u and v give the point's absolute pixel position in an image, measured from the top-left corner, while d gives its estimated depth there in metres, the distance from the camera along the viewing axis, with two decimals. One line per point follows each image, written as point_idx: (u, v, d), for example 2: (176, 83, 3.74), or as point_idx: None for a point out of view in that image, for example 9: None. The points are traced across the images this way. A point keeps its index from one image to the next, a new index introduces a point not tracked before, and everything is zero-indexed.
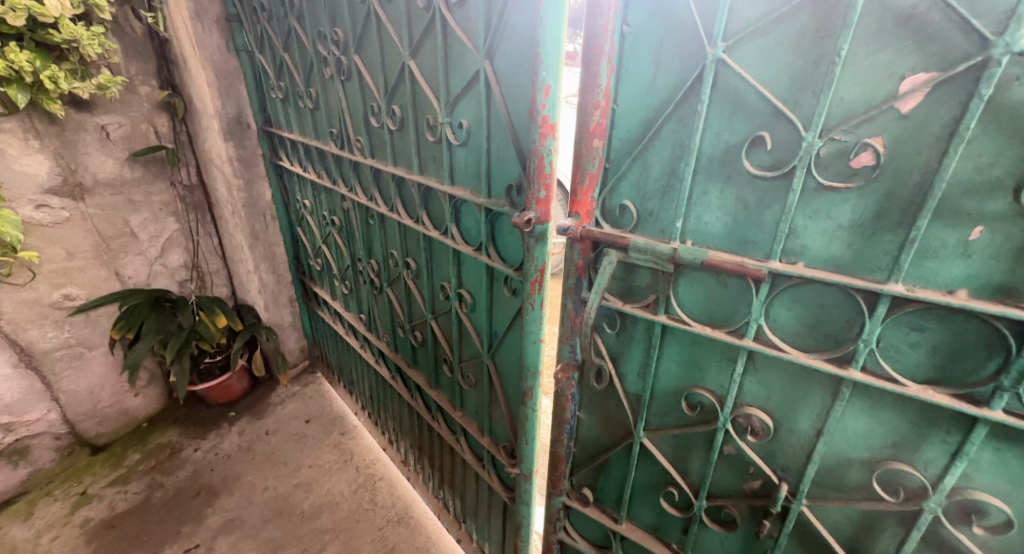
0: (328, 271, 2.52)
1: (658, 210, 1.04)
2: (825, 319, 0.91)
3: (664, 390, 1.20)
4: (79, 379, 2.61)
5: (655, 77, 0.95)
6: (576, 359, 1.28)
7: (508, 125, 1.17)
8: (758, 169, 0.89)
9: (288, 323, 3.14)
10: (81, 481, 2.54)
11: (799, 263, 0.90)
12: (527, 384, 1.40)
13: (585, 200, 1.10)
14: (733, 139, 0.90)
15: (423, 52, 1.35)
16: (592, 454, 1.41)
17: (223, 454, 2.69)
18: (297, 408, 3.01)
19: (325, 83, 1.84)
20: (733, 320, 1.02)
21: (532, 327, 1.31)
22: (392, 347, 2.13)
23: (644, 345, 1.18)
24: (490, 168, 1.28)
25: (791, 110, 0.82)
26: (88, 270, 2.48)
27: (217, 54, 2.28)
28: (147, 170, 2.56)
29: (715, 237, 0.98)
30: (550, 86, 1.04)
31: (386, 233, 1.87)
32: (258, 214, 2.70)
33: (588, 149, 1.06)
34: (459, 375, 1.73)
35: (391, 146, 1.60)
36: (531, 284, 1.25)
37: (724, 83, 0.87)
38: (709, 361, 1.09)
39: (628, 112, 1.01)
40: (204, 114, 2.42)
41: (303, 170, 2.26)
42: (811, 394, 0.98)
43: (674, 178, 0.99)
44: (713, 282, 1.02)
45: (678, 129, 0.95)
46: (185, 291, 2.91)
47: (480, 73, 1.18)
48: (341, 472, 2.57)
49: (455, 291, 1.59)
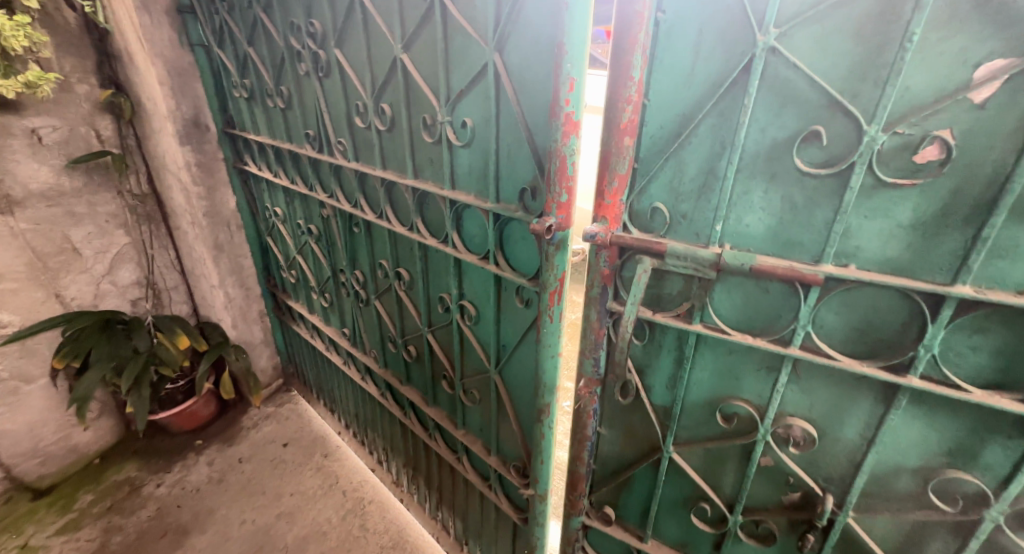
0: (304, 283, 2.34)
1: (693, 212, 0.96)
2: (879, 323, 0.86)
3: (696, 402, 1.13)
4: (16, 416, 2.33)
5: (693, 69, 0.88)
6: (599, 372, 1.20)
7: (522, 123, 1.07)
8: (808, 166, 0.83)
9: (259, 340, 2.91)
10: (23, 532, 2.25)
11: (851, 266, 0.84)
12: (543, 400, 1.30)
13: (613, 203, 1.01)
14: (781, 134, 0.84)
15: (420, 45, 1.22)
16: (614, 469, 1.34)
17: (192, 487, 2.46)
18: (272, 431, 2.80)
19: (299, 80, 1.67)
20: (775, 327, 0.96)
21: (549, 341, 1.22)
22: (381, 363, 1.99)
23: (674, 356, 1.11)
24: (499, 171, 1.17)
25: (849, 101, 0.76)
26: (22, 293, 2.20)
27: (168, 50, 2.06)
28: (89, 179, 2.29)
29: (757, 239, 0.92)
30: (574, 80, 0.94)
31: (374, 241, 1.73)
32: (222, 224, 2.48)
33: (616, 148, 0.97)
34: (461, 392, 1.62)
35: (380, 148, 1.47)
36: (550, 295, 1.15)
37: (774, 74, 0.81)
38: (747, 371, 1.03)
39: (662, 107, 0.93)
40: (155, 115, 2.19)
41: (273, 175, 2.08)
42: (859, 400, 0.93)
43: (713, 178, 0.92)
44: (754, 287, 0.96)
45: (718, 124, 0.88)
46: (139, 311, 2.64)
47: (488, 66, 1.08)
48: (326, 498, 2.40)
49: (456, 303, 1.47)
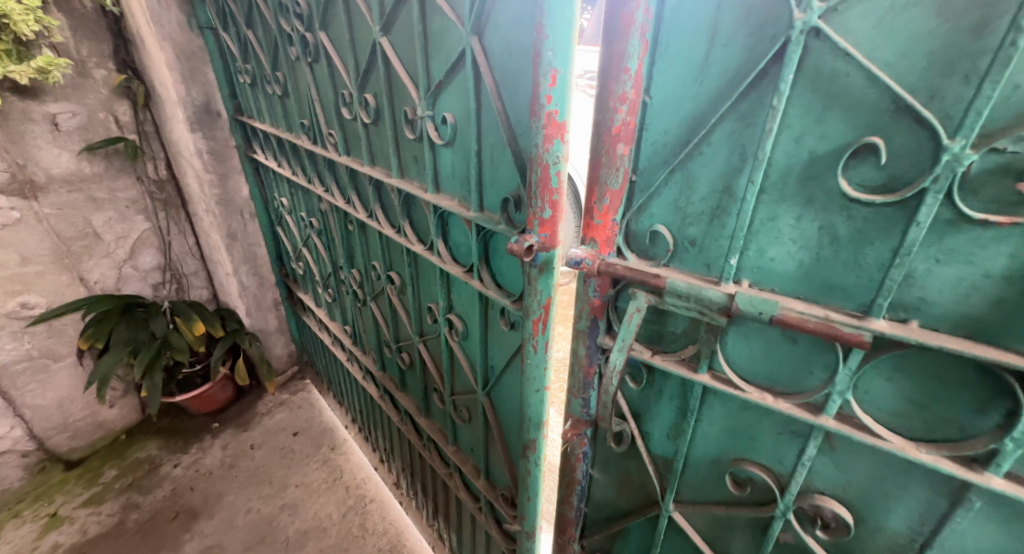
0: (311, 276, 2.28)
1: (703, 238, 0.77)
2: (945, 399, 0.64)
3: (701, 458, 0.94)
4: (46, 392, 2.42)
5: (707, 57, 0.67)
6: (588, 414, 1.02)
7: (503, 122, 0.90)
8: (857, 189, 0.62)
9: (275, 328, 2.91)
10: (52, 501, 2.36)
11: (911, 323, 0.62)
12: (528, 435, 1.15)
13: (605, 223, 0.83)
14: (822, 147, 0.63)
15: (399, 27, 1.07)
16: (608, 517, 1.17)
17: (205, 470, 2.49)
18: (284, 419, 2.81)
19: (293, 66, 1.56)
20: (804, 388, 0.75)
21: (534, 373, 1.06)
22: (379, 366, 1.90)
23: (676, 405, 0.93)
24: (482, 177, 1.01)
25: (924, 104, 0.54)
26: (47, 276, 2.25)
27: (177, 34, 2.00)
28: (108, 164, 2.31)
29: (784, 278, 0.71)
30: (558, 71, 0.76)
31: (368, 241, 1.62)
32: (235, 212, 2.46)
33: (608, 157, 0.78)
34: (451, 409, 1.49)
35: (367, 143, 1.33)
36: (534, 323, 0.99)
37: (817, 65, 0.59)
38: (765, 433, 0.83)
39: (667, 108, 0.73)
40: (168, 102, 2.17)
41: (277, 166, 2.00)
42: (912, 490, 0.71)
43: (728, 198, 0.72)
44: (778, 337, 0.75)
45: (737, 129, 0.68)
46: (161, 295, 2.68)
47: (465, 53, 0.91)
48: (329, 493, 2.37)
49: (443, 316, 1.34)
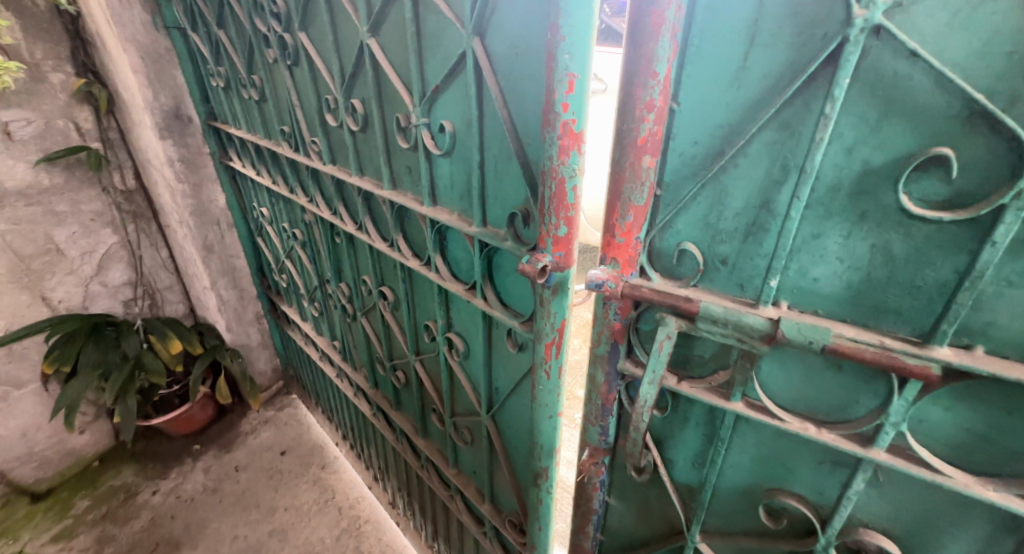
0: (295, 289, 2.17)
1: (736, 256, 0.70)
2: (1013, 431, 0.59)
3: (730, 487, 0.88)
4: (9, 421, 2.25)
5: (745, 59, 0.60)
6: (607, 442, 0.95)
7: (510, 131, 0.82)
8: (918, 206, 0.55)
9: (257, 343, 2.78)
10: (18, 538, 2.18)
11: (977, 349, 0.57)
12: (540, 463, 1.07)
13: (627, 242, 0.75)
14: (877, 158, 0.56)
15: (389, 27, 0.98)
16: (626, 545, 1.10)
17: (186, 497, 2.36)
18: (270, 437, 2.68)
19: (271, 68, 1.45)
20: (850, 417, 0.69)
21: (546, 399, 0.98)
22: (371, 384, 1.81)
23: (702, 431, 0.87)
24: (485, 189, 0.93)
25: (1004, 110, 0.48)
26: (5, 296, 2.09)
27: (141, 34, 1.86)
28: (69, 175, 2.15)
29: (830, 301, 0.65)
30: (575, 76, 0.68)
31: (357, 254, 1.52)
32: (211, 223, 2.32)
33: (632, 170, 0.71)
34: (452, 431, 1.41)
35: (355, 151, 1.24)
36: (546, 347, 0.92)
37: (875, 67, 0.53)
38: (803, 463, 0.77)
39: (698, 116, 0.66)
40: (134, 107, 2.02)
41: (256, 174, 1.88)
42: (969, 525, 0.66)
43: (767, 214, 0.66)
44: (821, 363, 0.69)
45: (779, 138, 0.61)
46: (133, 312, 2.52)
47: (466, 55, 0.82)
48: (321, 515, 2.27)
49: (442, 334, 1.25)
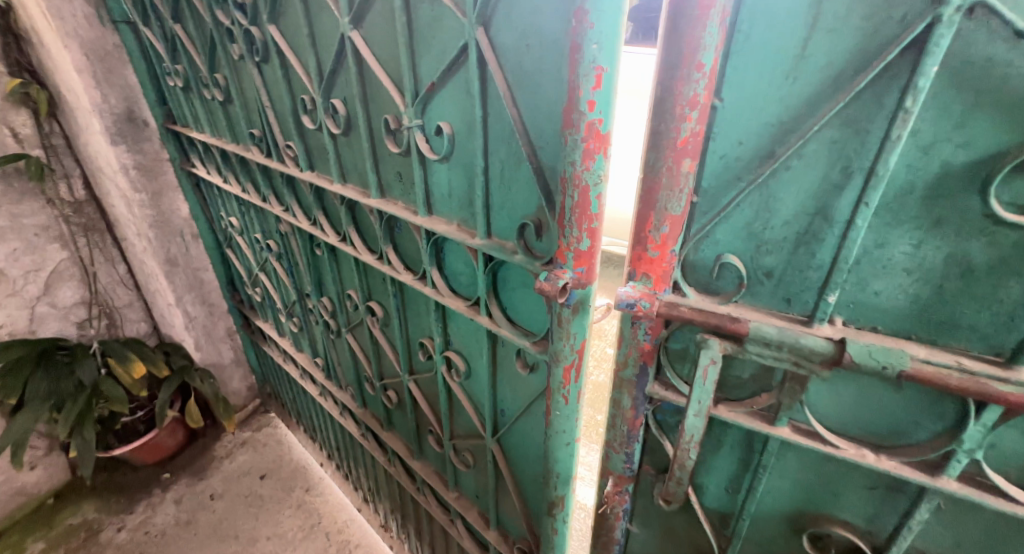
0: (270, 304, 2.02)
1: (785, 269, 0.63)
2: None
3: (767, 514, 0.81)
4: None
5: (804, 48, 0.53)
6: (631, 470, 0.88)
7: (521, 133, 0.73)
8: (1008, 211, 0.49)
9: (230, 360, 2.60)
10: None
11: None
12: (555, 492, 0.98)
13: (661, 255, 0.67)
14: (959, 157, 0.50)
15: (375, 16, 0.87)
16: None
17: (156, 532, 2.18)
18: (248, 461, 2.51)
19: (236, 66, 1.31)
20: (912, 442, 0.63)
21: (563, 426, 0.90)
22: (359, 403, 1.69)
23: (738, 456, 0.79)
24: (490, 197, 0.83)
25: None
26: None
27: (85, 29, 1.68)
28: (7, 186, 1.94)
29: (893, 317, 0.59)
30: (603, 69, 0.60)
31: (341, 266, 1.40)
32: (173, 235, 2.14)
33: (668, 176, 0.63)
34: (452, 454, 1.31)
35: (336, 156, 1.12)
36: (564, 371, 0.83)
37: (964, 53, 0.46)
38: (853, 489, 0.71)
39: (744, 113, 0.59)
40: (79, 109, 1.83)
41: (223, 181, 1.73)
42: None
43: (822, 222, 0.58)
44: (879, 385, 0.63)
45: (841, 137, 0.54)
46: (87, 334, 2.31)
47: (469, 48, 0.73)
48: (307, 542, 2.13)
49: (440, 353, 1.15)
